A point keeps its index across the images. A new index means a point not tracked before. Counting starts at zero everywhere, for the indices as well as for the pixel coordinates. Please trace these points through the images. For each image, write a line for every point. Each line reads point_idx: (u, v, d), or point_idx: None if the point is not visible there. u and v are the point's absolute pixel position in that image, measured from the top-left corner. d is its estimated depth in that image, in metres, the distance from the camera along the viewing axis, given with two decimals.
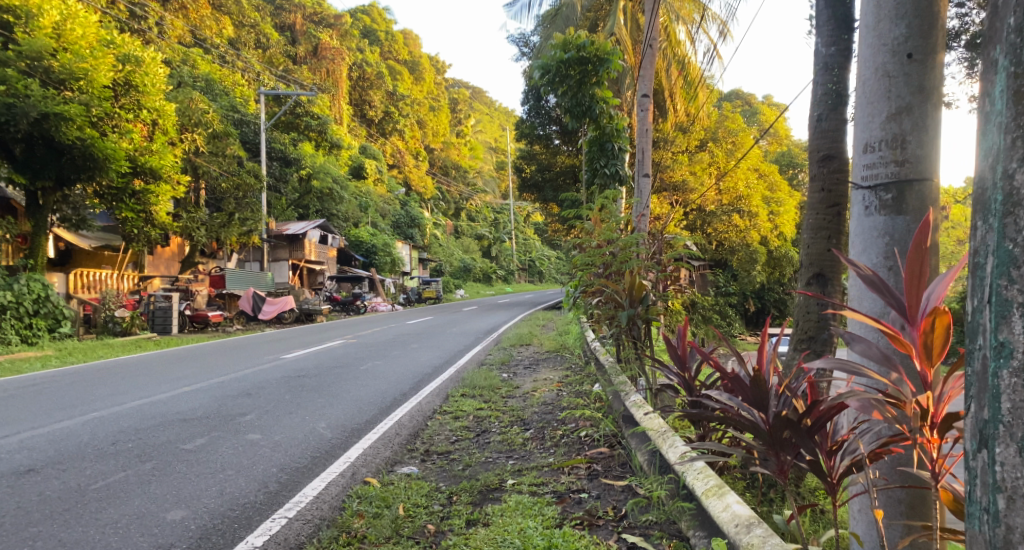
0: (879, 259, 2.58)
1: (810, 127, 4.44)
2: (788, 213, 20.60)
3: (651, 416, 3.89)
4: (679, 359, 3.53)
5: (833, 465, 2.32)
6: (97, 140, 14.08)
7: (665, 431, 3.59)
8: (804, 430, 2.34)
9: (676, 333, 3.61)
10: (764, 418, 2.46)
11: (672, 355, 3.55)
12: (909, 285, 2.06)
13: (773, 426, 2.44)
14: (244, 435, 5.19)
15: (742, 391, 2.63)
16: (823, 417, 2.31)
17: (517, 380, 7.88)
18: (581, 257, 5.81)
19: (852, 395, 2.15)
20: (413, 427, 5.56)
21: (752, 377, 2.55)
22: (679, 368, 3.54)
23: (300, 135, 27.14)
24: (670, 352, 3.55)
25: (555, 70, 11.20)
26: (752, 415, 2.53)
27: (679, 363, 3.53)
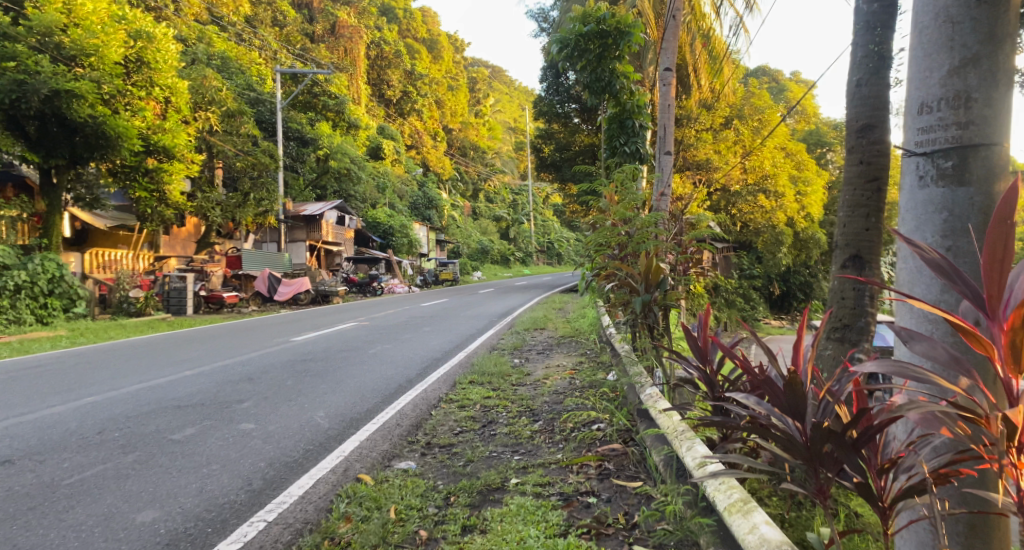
0: (936, 239, 2.21)
1: (848, 93, 4.06)
2: (816, 193, 19.89)
3: (669, 414, 3.54)
4: (700, 351, 3.18)
5: (885, 485, 2.11)
6: (109, 117, 13.86)
7: (682, 431, 3.25)
8: (849, 443, 2.13)
9: (697, 322, 3.26)
10: (801, 429, 2.25)
11: (693, 346, 3.20)
12: (989, 276, 1.84)
13: (813, 439, 2.21)
14: (237, 425, 4.93)
15: (773, 396, 2.37)
16: (871, 429, 2.09)
17: (529, 365, 7.58)
18: (594, 238, 5.46)
19: (913, 407, 1.93)
20: (416, 417, 5.28)
21: (785, 382, 2.28)
22: (700, 362, 3.18)
23: (317, 115, 26.84)
24: (690, 343, 3.20)
25: (574, 44, 10.71)
26: (788, 424, 2.30)
27: (699, 356, 3.18)
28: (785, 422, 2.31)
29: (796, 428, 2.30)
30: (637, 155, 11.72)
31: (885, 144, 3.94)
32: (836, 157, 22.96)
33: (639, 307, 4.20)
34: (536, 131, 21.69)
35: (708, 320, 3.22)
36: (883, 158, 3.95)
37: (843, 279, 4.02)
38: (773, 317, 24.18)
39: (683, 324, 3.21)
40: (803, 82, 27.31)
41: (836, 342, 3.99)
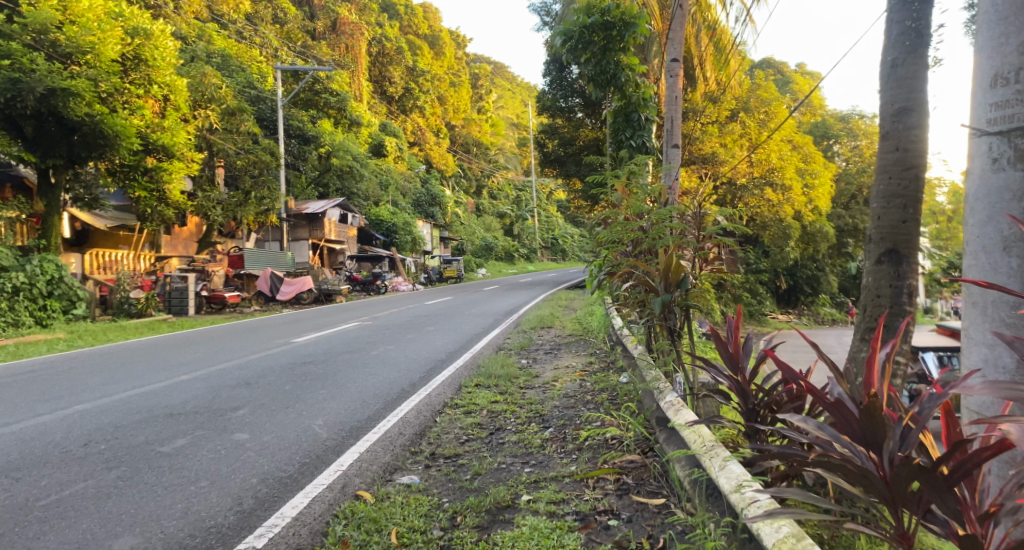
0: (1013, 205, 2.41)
1: (882, 75, 3.76)
2: (823, 187, 19.47)
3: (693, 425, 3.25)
4: (732, 357, 2.91)
5: (986, 532, 2.06)
6: (107, 116, 13.61)
7: (711, 446, 2.97)
8: (941, 482, 2.06)
9: (727, 322, 2.98)
10: (881, 464, 2.18)
11: (723, 352, 2.91)
12: None
13: (896, 477, 2.15)
14: (230, 435, 4.65)
15: (844, 424, 2.29)
16: (967, 464, 2.05)
17: (537, 367, 7.29)
18: (606, 234, 5.18)
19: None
20: (419, 424, 5.01)
21: (863, 411, 2.20)
22: (730, 369, 2.92)
23: (319, 112, 26.57)
24: (720, 347, 2.90)
25: (577, 37, 10.40)
26: (860, 455, 2.25)
27: (730, 363, 2.91)
28: (855, 451, 2.26)
29: (871, 462, 2.23)
30: (644, 149, 11.44)
31: (922, 129, 3.63)
32: (844, 150, 22.57)
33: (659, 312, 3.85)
34: (541, 126, 21.37)
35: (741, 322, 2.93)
36: (920, 143, 3.63)
37: (879, 274, 3.70)
38: (780, 313, 23.86)
39: (713, 327, 2.89)
40: (809, 74, 26.92)
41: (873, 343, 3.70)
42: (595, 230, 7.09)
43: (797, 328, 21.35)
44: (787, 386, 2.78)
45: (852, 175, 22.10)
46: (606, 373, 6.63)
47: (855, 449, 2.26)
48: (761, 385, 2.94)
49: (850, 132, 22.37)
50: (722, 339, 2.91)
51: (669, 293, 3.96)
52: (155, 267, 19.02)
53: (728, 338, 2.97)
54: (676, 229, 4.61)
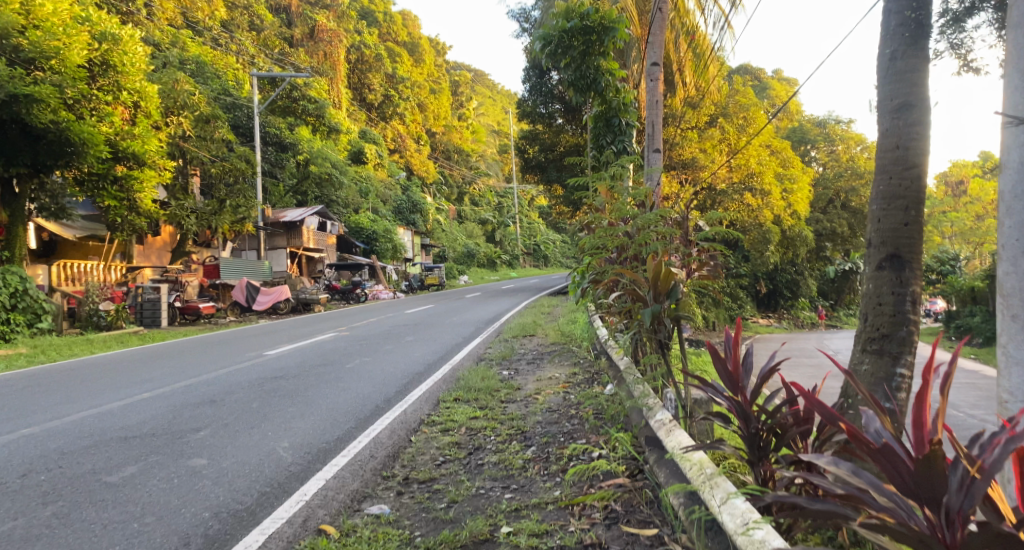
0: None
1: (880, 67, 3.50)
2: (802, 191, 19.38)
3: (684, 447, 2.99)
4: (731, 376, 2.68)
5: None
6: (73, 123, 13.12)
7: (707, 472, 2.69)
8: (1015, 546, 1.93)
9: (725, 336, 2.75)
10: (942, 524, 2.02)
11: (720, 370, 2.68)
12: None
13: (964, 541, 1.99)
14: (187, 460, 4.30)
15: (894, 474, 2.11)
16: None
17: (518, 379, 6.99)
18: (590, 239, 4.91)
19: None
20: (393, 445, 4.70)
21: (923, 463, 2.04)
22: (730, 389, 2.70)
23: (297, 120, 26.13)
24: (718, 363, 2.67)
25: (557, 41, 10.13)
26: (909, 509, 2.09)
27: (730, 382, 2.69)
28: (902, 506, 2.10)
29: (925, 519, 2.07)
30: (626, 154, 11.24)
31: (923, 125, 3.37)
32: (821, 155, 22.59)
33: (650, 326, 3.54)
34: (521, 132, 21.13)
35: (739, 336, 2.71)
36: (921, 141, 3.37)
37: (879, 281, 3.40)
38: (762, 317, 23.81)
39: (711, 342, 2.66)
40: (786, 79, 26.99)
41: (874, 355, 3.39)
42: (577, 236, 6.83)
43: (780, 332, 21.27)
44: (792, 408, 2.57)
45: (831, 180, 22.11)
46: (591, 384, 6.35)
47: (904, 504, 2.09)
48: (763, 407, 2.73)
49: (827, 137, 22.34)
50: (719, 355, 2.68)
51: (659, 304, 3.68)
52: (126, 278, 18.47)
53: (726, 353, 2.74)
54: (664, 234, 4.36)
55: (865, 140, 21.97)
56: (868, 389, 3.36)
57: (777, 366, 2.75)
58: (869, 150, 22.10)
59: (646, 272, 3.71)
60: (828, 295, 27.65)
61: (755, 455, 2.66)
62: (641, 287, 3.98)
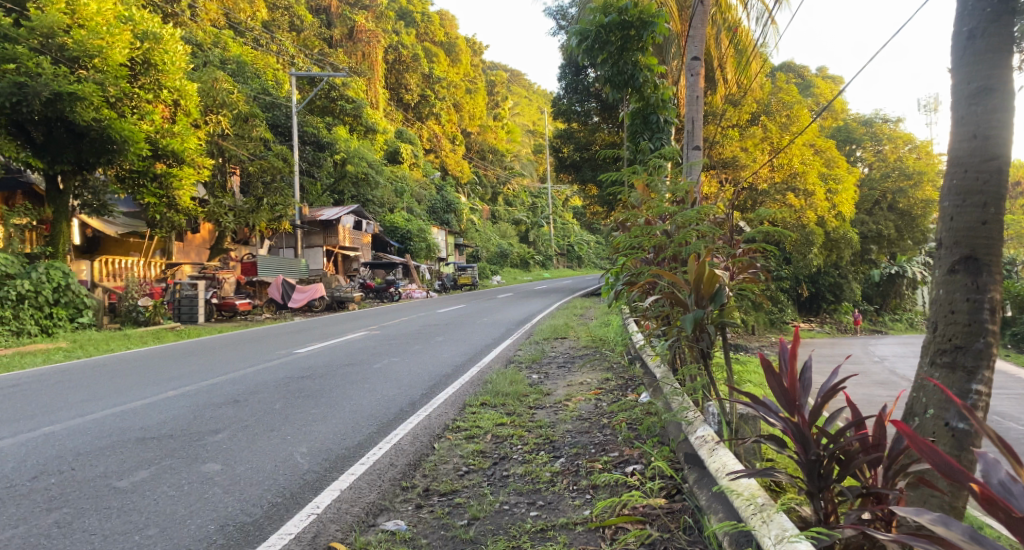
0: None
1: (955, 48, 3.14)
2: (848, 192, 18.66)
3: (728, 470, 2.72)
4: (786, 393, 2.37)
5: None
6: (115, 121, 13.20)
7: (762, 504, 2.38)
8: None
9: (779, 348, 2.45)
10: None
11: (776, 387, 2.38)
12: None
13: None
14: (201, 465, 4.12)
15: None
16: None
17: (549, 383, 6.72)
18: (625, 239, 4.61)
19: None
20: (415, 453, 4.49)
21: None
22: (787, 411, 2.38)
23: (335, 120, 26.25)
24: (771, 382, 2.37)
25: (594, 36, 9.81)
26: None
27: (786, 402, 2.38)
28: None
29: None
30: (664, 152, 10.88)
31: (1006, 113, 3.00)
32: (867, 155, 21.78)
33: (691, 333, 3.22)
34: (556, 131, 20.82)
35: (796, 348, 2.42)
36: (1004, 130, 3.00)
37: (952, 287, 3.04)
38: (802, 321, 23.17)
39: (766, 355, 2.36)
40: (830, 77, 26.21)
41: (946, 370, 3.04)
42: (613, 235, 6.53)
43: (821, 337, 20.61)
44: (861, 433, 2.29)
45: (877, 181, 21.41)
46: (626, 391, 6.04)
47: None
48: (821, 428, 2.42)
49: (874, 137, 21.53)
50: (774, 370, 2.37)
51: (701, 308, 3.36)
52: (165, 275, 18.65)
53: (780, 368, 2.44)
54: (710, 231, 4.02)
55: (915, 140, 21.14)
56: (939, 407, 3.02)
57: (839, 385, 2.45)
58: (919, 150, 21.26)
59: (688, 271, 3.39)
60: (873, 300, 26.79)
61: (816, 485, 2.34)
62: (682, 288, 3.65)
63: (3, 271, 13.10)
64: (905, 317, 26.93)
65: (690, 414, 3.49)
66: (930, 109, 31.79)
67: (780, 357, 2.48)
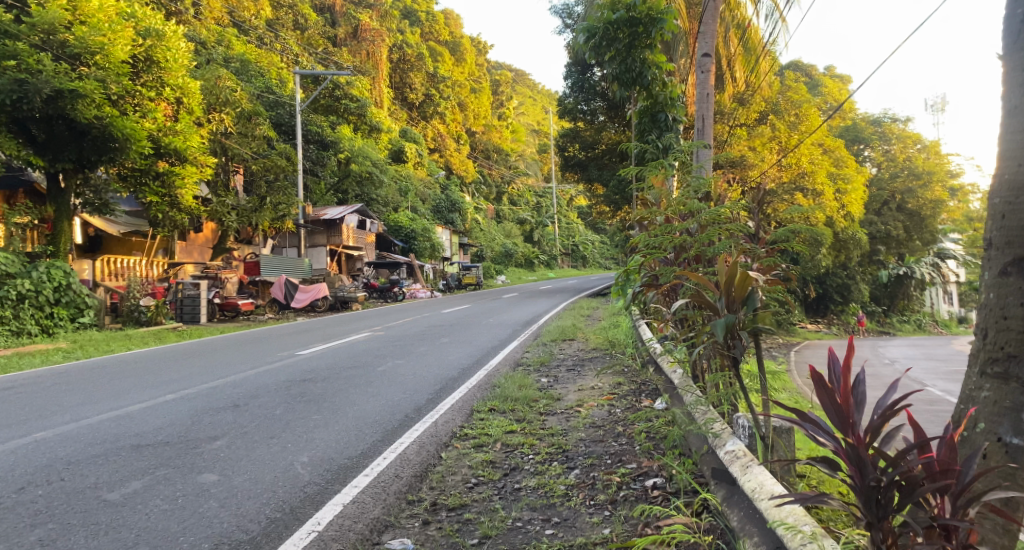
0: None
1: (1007, 31, 2.91)
2: (857, 191, 18.38)
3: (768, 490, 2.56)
4: (840, 410, 2.29)
5: None
6: (117, 119, 12.99)
7: (814, 532, 2.25)
8: None
9: (831, 363, 2.36)
10: None
11: (828, 404, 2.29)
12: None
13: None
14: (197, 475, 3.91)
15: None
16: None
17: (558, 388, 6.50)
18: (643, 238, 4.39)
19: None
20: (421, 463, 4.29)
21: None
22: (845, 433, 2.28)
23: (339, 119, 26.05)
24: (824, 397, 2.29)
25: (601, 33, 9.57)
26: None
27: (842, 423, 2.28)
28: None
29: None
30: None
31: None
32: (875, 155, 21.46)
33: (723, 340, 3.01)
34: (561, 130, 20.57)
35: (850, 362, 2.32)
36: None
37: (1005, 290, 2.83)
38: (809, 323, 22.91)
39: (818, 370, 2.28)
40: (837, 77, 25.92)
41: (998, 380, 2.82)
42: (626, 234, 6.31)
43: (829, 339, 20.37)
44: (927, 459, 2.19)
45: (885, 181, 21.16)
46: (640, 397, 5.82)
47: None
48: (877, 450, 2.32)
49: (883, 136, 21.20)
50: (827, 385, 2.29)
51: (732, 312, 3.15)
52: (167, 274, 18.46)
53: (832, 385, 2.34)
54: (742, 230, 3.80)
55: (924, 139, 20.87)
56: (990, 420, 2.82)
57: (899, 402, 2.33)
58: (928, 149, 20.99)
59: (720, 272, 3.16)
60: (881, 302, 26.50)
61: (875, 514, 2.26)
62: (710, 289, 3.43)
63: (3, 271, 12.92)
64: (913, 318, 26.65)
65: (716, 428, 3.30)
66: (937, 108, 31.49)
67: (834, 371, 2.39)
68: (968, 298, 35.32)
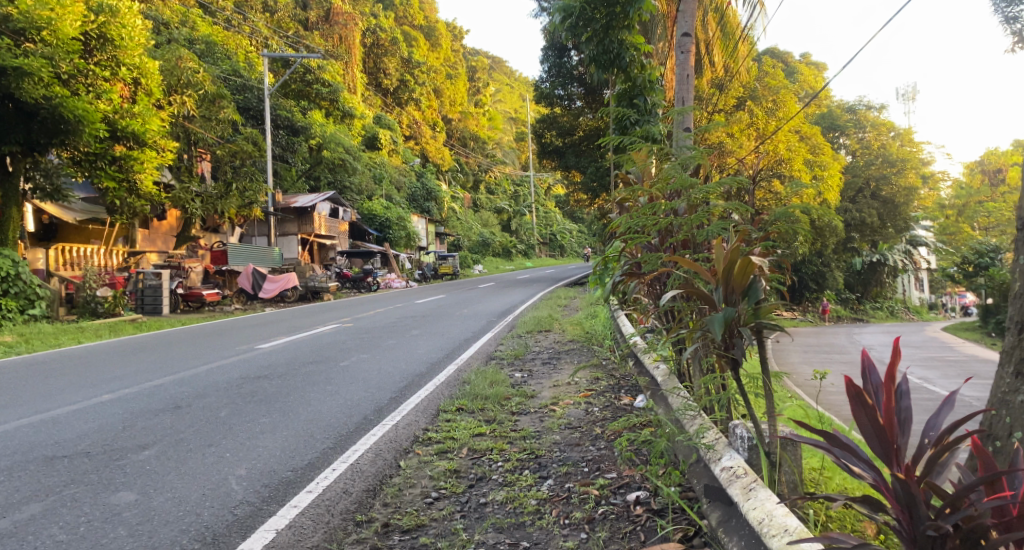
0: None
1: None
2: (833, 179, 18.13)
3: (769, 512, 2.21)
4: (881, 433, 2.01)
5: None
6: (67, 99, 12.11)
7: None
8: None
9: (870, 376, 2.11)
10: None
11: (868, 425, 2.02)
12: None
13: None
14: (112, 495, 3.46)
15: None
16: None
17: (533, 384, 6.02)
18: (624, 220, 3.89)
19: None
20: (375, 474, 3.81)
21: None
22: (886, 461, 2.00)
23: (310, 104, 25.19)
24: (862, 417, 2.03)
25: (578, 13, 8.86)
26: None
27: (883, 446, 2.01)
28: None
29: None
30: None
31: None
32: (850, 142, 21.23)
33: (722, 340, 2.57)
34: (538, 116, 20.02)
35: (895, 374, 2.05)
36: None
37: None
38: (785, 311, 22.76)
39: (856, 386, 2.02)
40: (813, 64, 25.69)
41: None
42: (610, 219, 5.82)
43: (806, 327, 20.23)
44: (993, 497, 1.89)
45: (860, 169, 20.93)
46: (620, 394, 5.38)
47: None
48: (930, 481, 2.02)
49: (858, 124, 20.99)
50: (866, 402, 2.03)
51: (731, 306, 2.69)
52: (128, 263, 17.60)
53: (874, 402, 2.08)
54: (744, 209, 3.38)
55: (897, 127, 20.74)
56: None
57: (961, 427, 2.04)
58: (901, 137, 20.88)
59: (716, 259, 2.69)
60: (854, 289, 26.43)
61: None
62: (704, 280, 2.98)
63: None
64: (885, 305, 26.72)
65: (711, 438, 2.86)
66: (908, 97, 31.51)
67: (872, 387, 2.13)
68: (938, 286, 35.68)
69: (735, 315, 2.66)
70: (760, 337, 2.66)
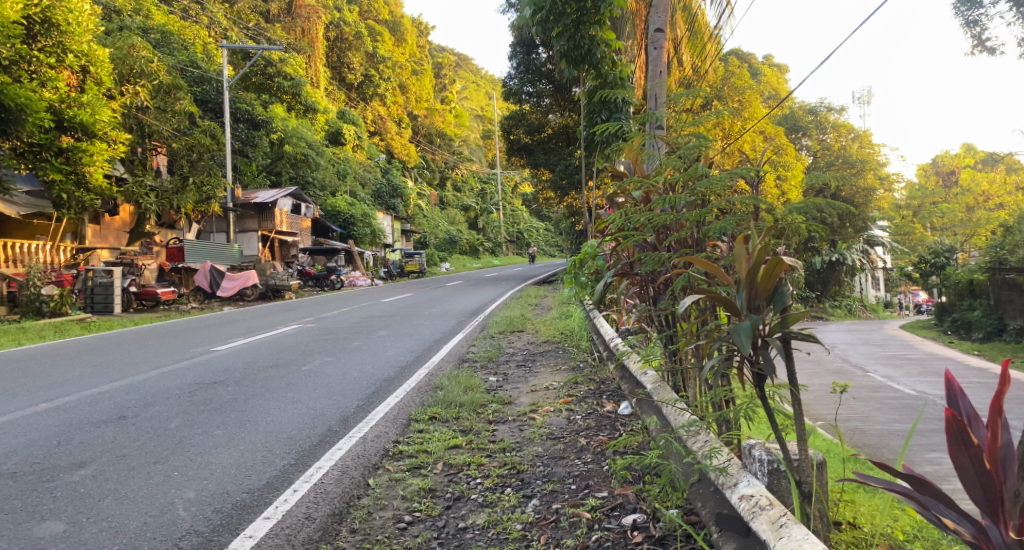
0: None
1: None
2: (798, 180, 18.17)
3: (793, 537, 2.01)
4: (985, 478, 2.03)
5: None
6: (9, 85, 11.38)
7: None
8: None
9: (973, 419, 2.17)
10: None
11: (971, 468, 2.03)
12: None
13: None
14: (40, 526, 3.04)
15: None
16: None
17: (508, 390, 5.68)
18: (620, 217, 3.61)
19: None
20: (341, 496, 3.45)
21: None
22: (985, 503, 2.03)
23: (272, 98, 24.47)
24: (963, 457, 2.04)
25: (548, 9, 8.59)
26: None
27: (984, 489, 2.03)
28: None
29: None
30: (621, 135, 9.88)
31: None
32: (812, 143, 21.44)
33: (750, 351, 2.30)
34: (505, 113, 19.67)
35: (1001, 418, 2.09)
36: None
37: None
38: None
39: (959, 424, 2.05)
40: (775, 66, 25.82)
41: None
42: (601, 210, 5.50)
43: None
44: None
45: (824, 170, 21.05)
46: (602, 400, 5.08)
47: None
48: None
49: (819, 125, 21.20)
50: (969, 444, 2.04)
51: (755, 313, 2.42)
52: (76, 260, 16.80)
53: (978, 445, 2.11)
54: (750, 199, 3.09)
55: (857, 129, 20.97)
56: None
57: None
58: (860, 139, 21.06)
59: (738, 261, 2.41)
60: (814, 287, 26.74)
61: None
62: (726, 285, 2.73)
63: None
64: (846, 304, 27.07)
65: (723, 459, 2.52)
66: (864, 100, 32.01)
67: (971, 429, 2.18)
68: (896, 285, 36.34)
69: (761, 323, 2.39)
70: (790, 348, 2.39)
